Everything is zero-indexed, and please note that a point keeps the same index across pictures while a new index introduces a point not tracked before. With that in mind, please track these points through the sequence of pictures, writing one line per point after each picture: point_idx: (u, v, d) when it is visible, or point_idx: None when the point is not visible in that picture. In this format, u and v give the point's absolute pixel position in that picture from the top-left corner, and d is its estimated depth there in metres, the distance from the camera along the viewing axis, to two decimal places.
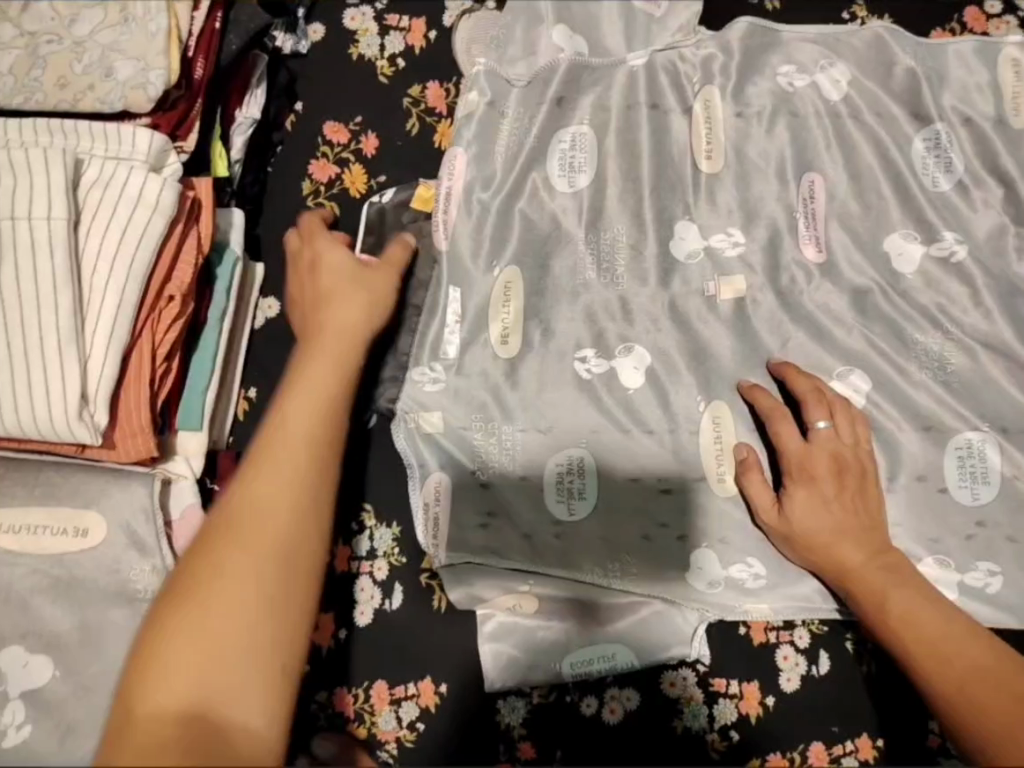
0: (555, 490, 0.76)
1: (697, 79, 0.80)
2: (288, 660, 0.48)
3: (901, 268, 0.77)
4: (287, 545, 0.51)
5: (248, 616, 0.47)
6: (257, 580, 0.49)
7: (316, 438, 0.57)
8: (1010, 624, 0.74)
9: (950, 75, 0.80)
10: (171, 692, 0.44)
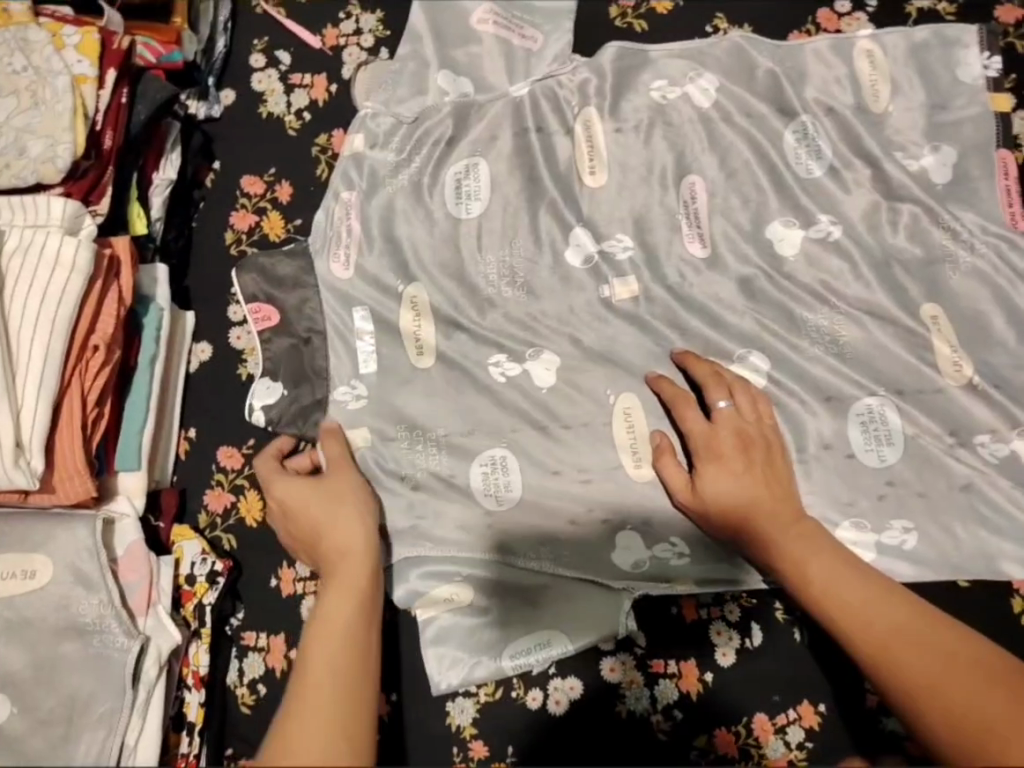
0: (482, 486, 0.80)
1: (576, 102, 0.87)
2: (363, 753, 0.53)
3: (783, 251, 0.83)
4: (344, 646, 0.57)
5: (346, 684, 0.55)
6: (335, 688, 0.54)
7: (354, 626, 0.59)
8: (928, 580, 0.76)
9: (810, 71, 0.86)
10: None
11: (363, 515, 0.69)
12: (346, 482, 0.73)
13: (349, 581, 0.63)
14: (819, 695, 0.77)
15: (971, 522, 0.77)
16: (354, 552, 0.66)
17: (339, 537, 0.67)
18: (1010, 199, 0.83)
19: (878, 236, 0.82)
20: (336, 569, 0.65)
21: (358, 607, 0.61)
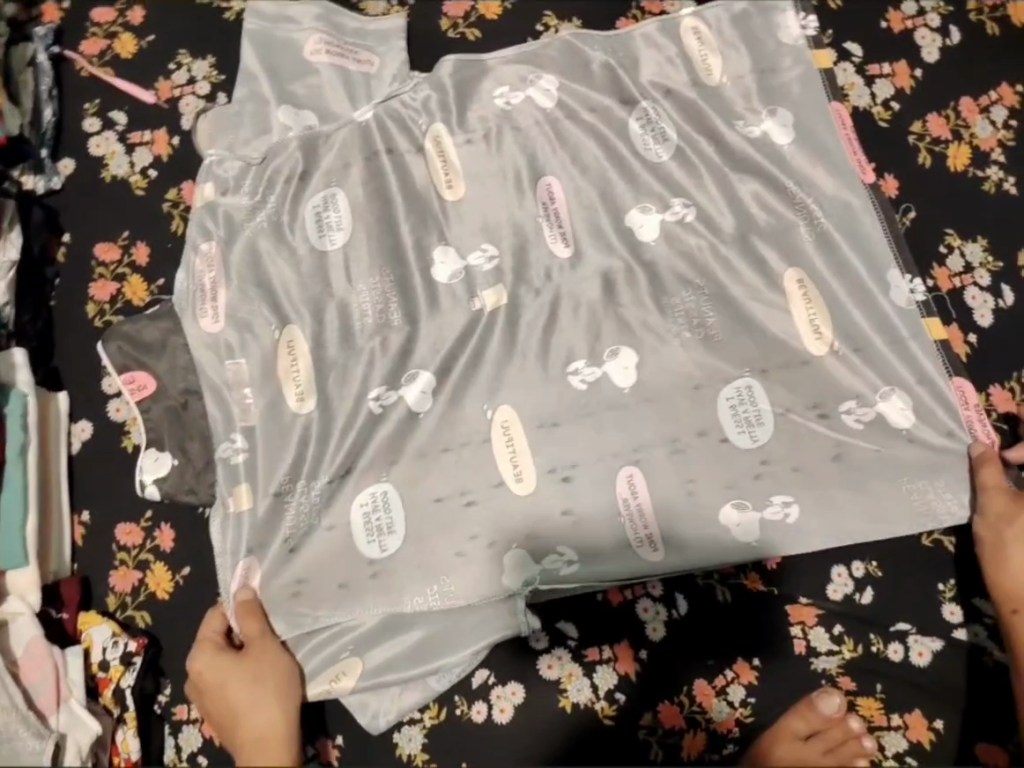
0: (364, 532, 0.80)
1: (423, 120, 0.89)
2: None
3: (644, 238, 0.86)
4: None
5: None
6: None
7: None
8: (824, 533, 0.80)
9: (642, 57, 0.89)
10: None
11: (277, 697, 0.73)
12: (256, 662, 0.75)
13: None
14: (752, 650, 0.79)
15: (857, 469, 0.80)
16: (272, 738, 0.71)
17: (253, 728, 0.71)
18: (852, 148, 0.86)
19: (726, 209, 0.86)
20: (251, 759, 0.70)
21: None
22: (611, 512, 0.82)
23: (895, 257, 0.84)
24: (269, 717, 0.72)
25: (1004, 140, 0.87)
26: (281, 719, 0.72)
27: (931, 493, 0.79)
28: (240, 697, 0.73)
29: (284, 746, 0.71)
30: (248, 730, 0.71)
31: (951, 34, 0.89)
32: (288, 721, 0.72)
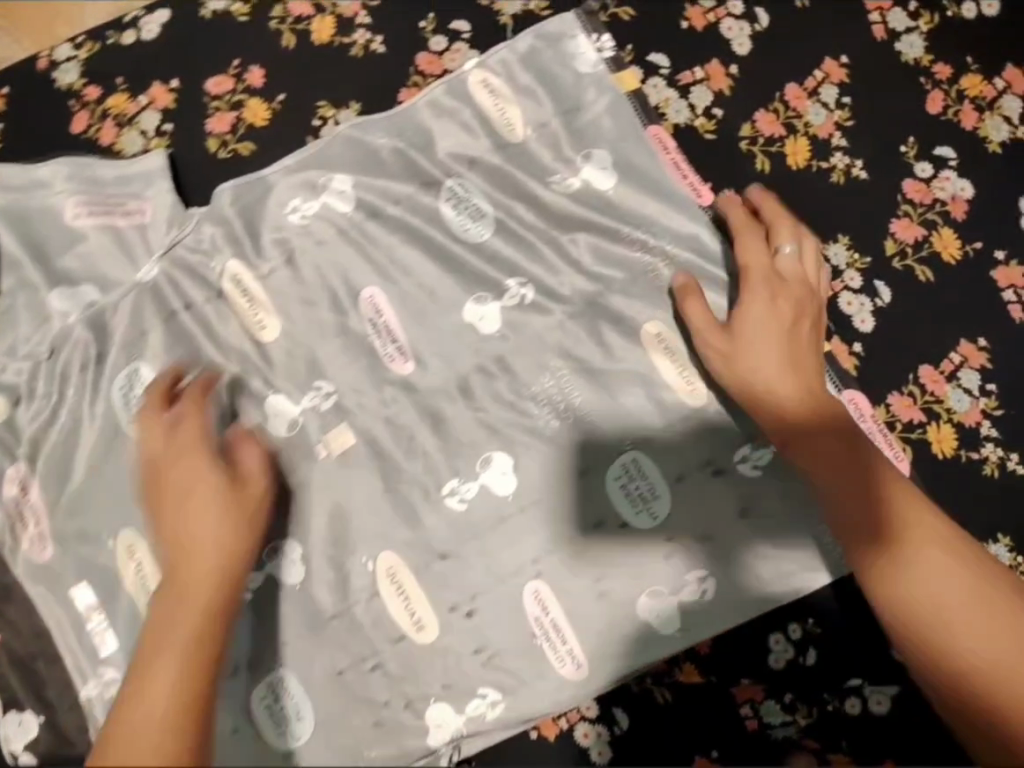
0: (269, 724, 0.73)
1: (216, 262, 0.80)
2: None
3: (487, 329, 0.78)
4: (167, 743, 0.60)
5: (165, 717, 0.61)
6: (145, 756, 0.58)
7: (170, 702, 0.61)
8: (746, 600, 0.74)
9: (434, 130, 0.80)
10: None
11: (232, 524, 0.69)
12: (212, 477, 0.70)
13: (175, 651, 0.64)
14: (708, 746, 0.73)
15: (765, 521, 0.74)
16: (195, 603, 0.66)
17: (194, 550, 0.68)
18: (680, 171, 0.78)
19: (565, 273, 0.78)
20: (166, 630, 0.65)
21: (181, 676, 0.63)
22: (525, 636, 0.75)
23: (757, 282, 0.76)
24: (212, 531, 0.68)
25: (841, 121, 0.79)
26: (224, 554, 0.68)
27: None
28: (202, 511, 0.69)
29: (193, 636, 0.64)
30: (185, 532, 0.69)
31: (759, 19, 0.81)
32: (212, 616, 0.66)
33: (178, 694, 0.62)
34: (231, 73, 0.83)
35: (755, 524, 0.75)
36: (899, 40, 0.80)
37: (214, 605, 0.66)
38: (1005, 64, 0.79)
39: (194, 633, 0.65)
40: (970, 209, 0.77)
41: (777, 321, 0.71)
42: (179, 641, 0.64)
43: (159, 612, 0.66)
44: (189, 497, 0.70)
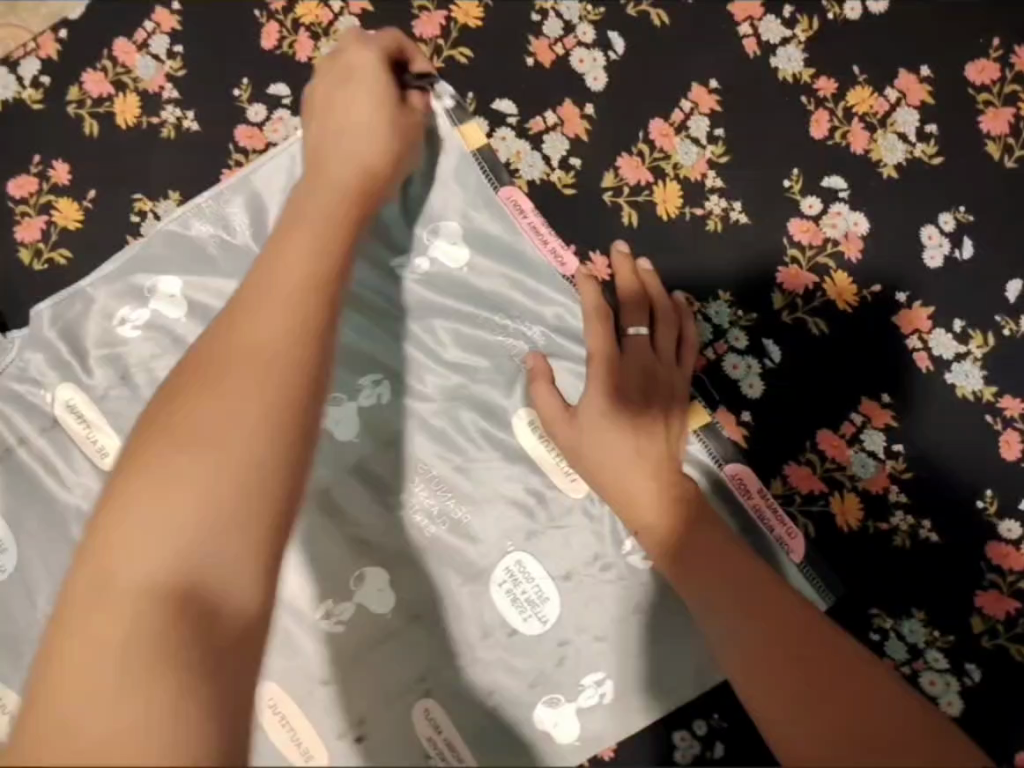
0: None
1: (44, 387, 0.71)
2: (165, 646, 0.34)
3: (343, 436, 0.70)
4: (221, 484, 0.39)
5: (228, 468, 0.40)
6: (209, 482, 0.39)
7: (291, 369, 0.44)
8: (647, 701, 0.69)
9: (263, 214, 0.70)
10: (153, 561, 0.37)
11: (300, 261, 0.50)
12: (336, 196, 0.58)
13: (232, 425, 0.41)
14: None
15: (657, 616, 0.69)
16: (270, 408, 0.42)
17: (271, 295, 0.47)
18: (540, 238, 0.69)
19: (424, 364, 0.70)
20: (210, 409, 0.41)
21: (234, 506, 0.39)
22: (421, 762, 0.70)
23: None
24: (282, 292, 0.47)
25: (714, 158, 0.70)
26: (304, 286, 0.48)
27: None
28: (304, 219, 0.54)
29: (269, 449, 0.41)
30: (302, 193, 0.58)
31: (614, 46, 0.70)
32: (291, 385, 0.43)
33: (208, 501, 0.38)
34: (33, 172, 0.73)
35: (649, 615, 0.70)
36: (774, 53, 0.69)
37: (288, 394, 0.43)
38: (898, 71, 0.69)
39: (271, 410, 0.42)
40: (864, 247, 0.69)
41: (646, 362, 0.67)
42: (193, 488, 0.39)
43: (198, 377, 0.43)
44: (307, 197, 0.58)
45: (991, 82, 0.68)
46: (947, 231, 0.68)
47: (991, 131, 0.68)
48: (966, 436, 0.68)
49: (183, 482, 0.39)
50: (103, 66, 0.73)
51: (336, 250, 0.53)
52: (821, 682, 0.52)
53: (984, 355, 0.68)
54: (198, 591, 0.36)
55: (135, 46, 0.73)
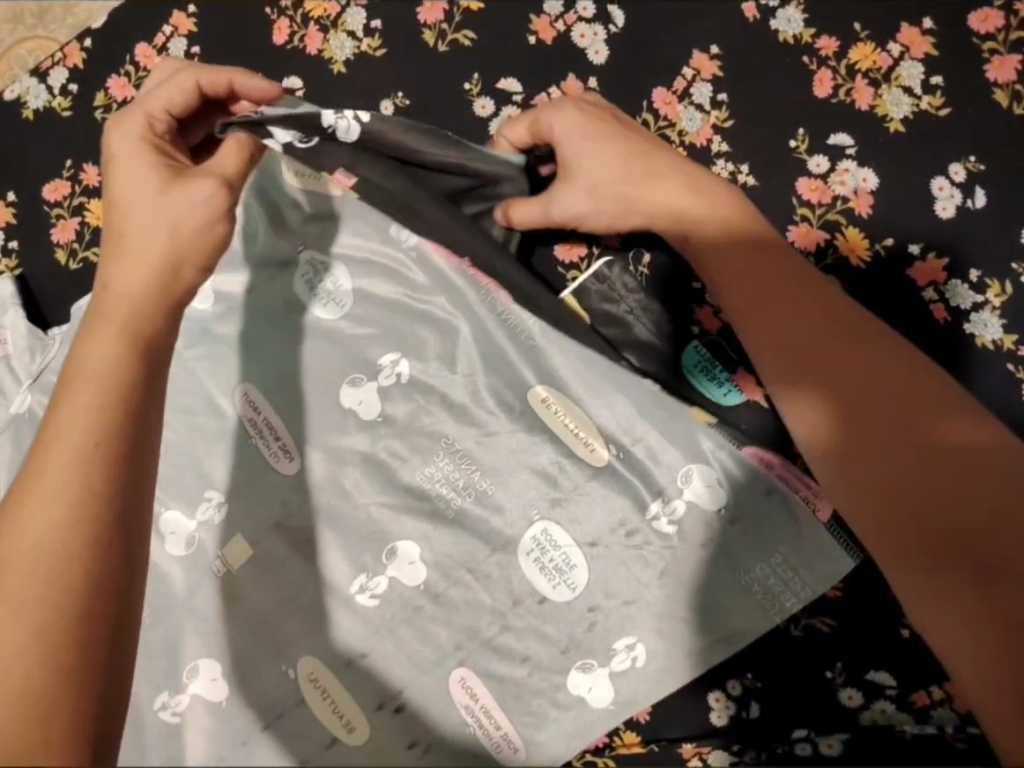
0: None
1: None
2: (39, 653, 0.39)
3: (370, 412, 0.72)
4: (61, 510, 0.42)
5: (74, 488, 0.42)
6: (45, 514, 0.42)
7: (117, 395, 0.45)
8: (682, 667, 0.69)
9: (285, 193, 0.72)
10: (15, 601, 0.40)
11: (113, 336, 0.47)
12: (164, 206, 0.52)
13: (42, 526, 0.41)
14: None
15: (686, 582, 0.69)
16: (103, 402, 0.44)
17: (86, 370, 0.46)
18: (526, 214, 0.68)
19: (443, 345, 0.71)
20: (22, 513, 0.42)
21: (31, 621, 0.40)
22: (458, 726, 0.73)
23: (631, 340, 0.69)
24: (132, 283, 0.49)
25: (719, 122, 0.70)
26: (113, 364, 0.46)
27: (782, 592, 0.66)
28: (126, 259, 0.51)
29: (78, 530, 0.41)
30: (125, 218, 0.52)
31: (614, 19, 0.72)
32: (90, 490, 0.42)
33: (68, 489, 0.42)
34: (65, 175, 0.77)
35: (679, 583, 0.69)
36: (774, 17, 0.71)
37: (88, 495, 0.42)
38: (900, 25, 0.69)
39: (76, 484, 0.42)
40: (875, 203, 0.69)
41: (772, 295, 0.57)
42: (5, 594, 0.40)
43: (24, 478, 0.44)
44: (130, 229, 0.51)
45: (995, 30, 0.69)
46: (958, 182, 0.68)
47: (998, 80, 0.68)
48: (989, 385, 0.68)
49: (35, 505, 0.42)
50: (126, 71, 0.77)
51: (206, 235, 0.52)
52: (991, 577, 0.47)
53: (1002, 304, 0.68)
54: (45, 618, 0.40)
55: (155, 49, 0.76)
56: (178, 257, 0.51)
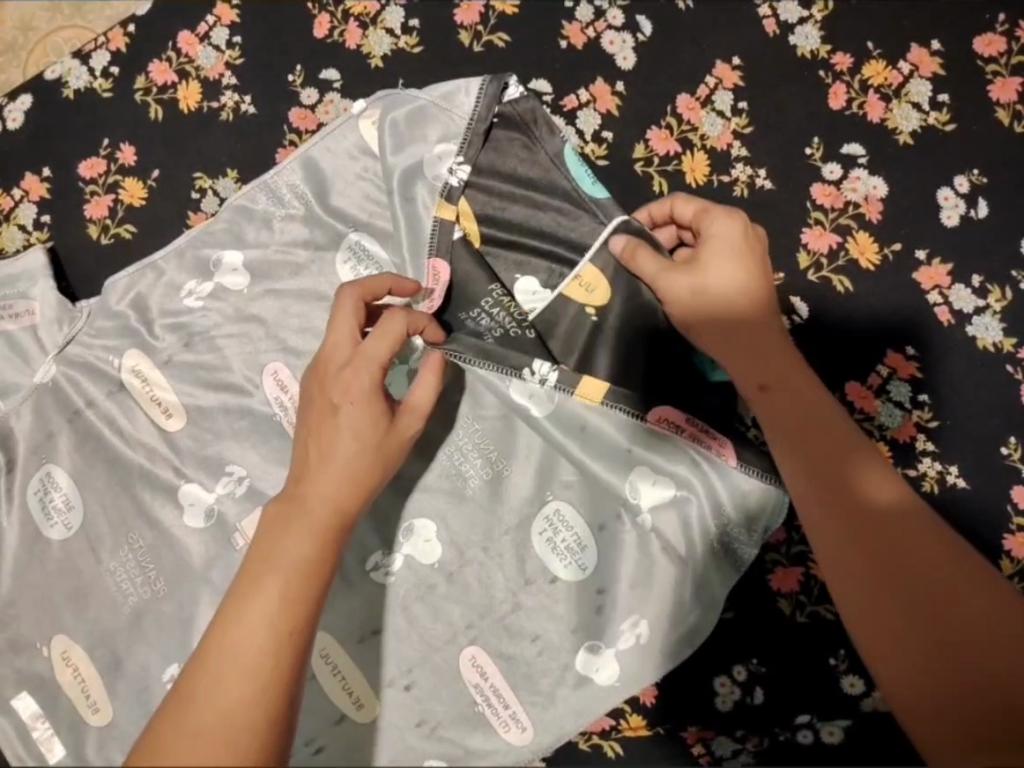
0: None
1: (116, 354, 0.75)
2: (262, 705, 0.49)
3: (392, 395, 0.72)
4: (288, 586, 0.53)
5: (303, 565, 0.54)
6: (270, 593, 0.52)
7: (329, 473, 0.57)
8: (684, 642, 0.71)
9: (329, 178, 0.75)
10: (244, 654, 0.50)
11: (355, 443, 0.58)
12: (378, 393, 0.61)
13: (280, 591, 0.52)
14: None
15: (681, 561, 0.71)
16: (321, 509, 0.56)
17: (322, 441, 0.59)
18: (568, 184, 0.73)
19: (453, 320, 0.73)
20: (273, 564, 0.53)
21: (255, 697, 0.49)
22: (467, 705, 0.73)
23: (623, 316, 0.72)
24: (347, 437, 0.58)
25: (738, 129, 0.74)
26: (347, 489, 0.58)
27: (736, 540, 0.70)
28: (333, 418, 0.59)
29: (297, 595, 0.53)
30: (333, 355, 0.61)
31: (642, 28, 0.76)
32: (320, 577, 0.54)
33: (302, 561, 0.54)
34: (102, 154, 0.79)
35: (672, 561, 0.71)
36: (792, 32, 0.75)
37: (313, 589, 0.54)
38: (911, 45, 0.74)
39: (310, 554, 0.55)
40: (884, 210, 0.73)
41: (733, 352, 0.64)
42: (243, 685, 0.49)
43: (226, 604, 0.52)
44: (332, 362, 0.61)
45: (998, 54, 0.73)
46: (962, 193, 0.72)
47: (1001, 99, 0.73)
48: (989, 385, 0.71)
49: (263, 582, 0.52)
50: (168, 57, 0.79)
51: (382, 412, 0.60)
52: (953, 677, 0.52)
53: (1002, 309, 0.72)
54: (262, 683, 0.50)
55: (198, 38, 0.79)
56: (399, 424, 0.61)
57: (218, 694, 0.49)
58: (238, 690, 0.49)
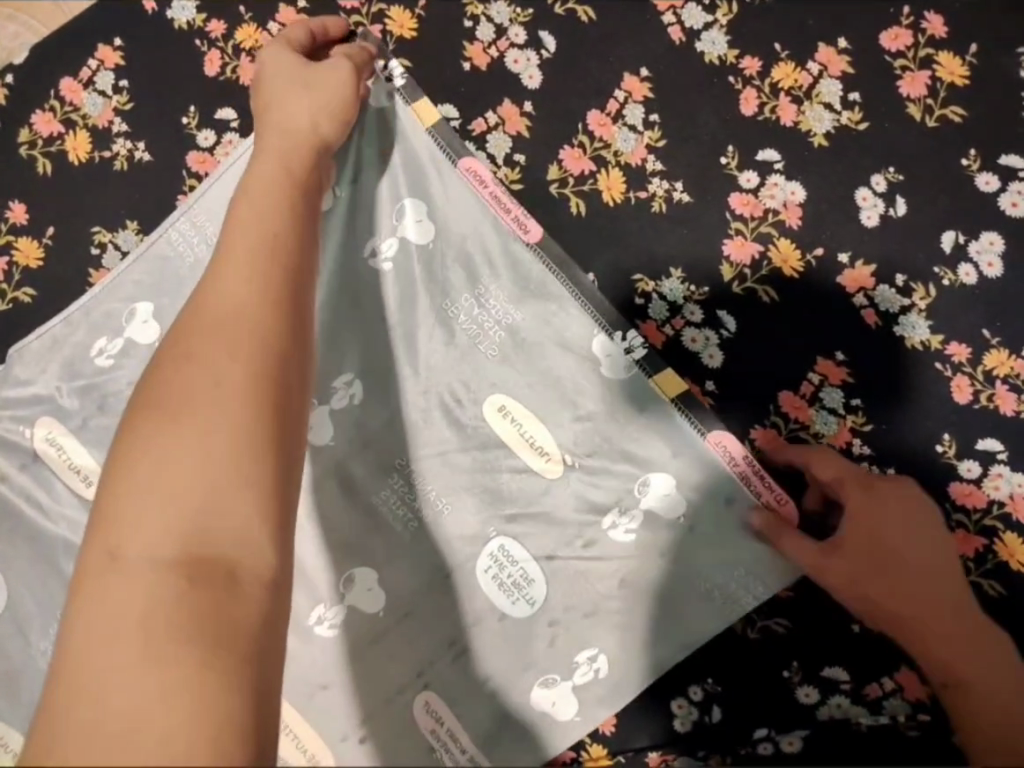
0: None
1: (26, 421, 0.72)
2: (233, 454, 0.40)
3: (320, 439, 0.71)
4: (244, 316, 0.44)
5: (243, 298, 0.45)
6: (204, 341, 0.43)
7: (257, 229, 0.50)
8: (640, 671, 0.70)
9: None
10: (190, 415, 0.40)
11: (275, 182, 0.54)
12: (300, 208, 0.54)
13: (217, 327, 0.44)
14: None
15: (639, 583, 0.70)
16: (260, 242, 0.49)
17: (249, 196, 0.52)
18: (502, 206, 0.70)
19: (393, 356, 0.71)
20: (203, 312, 0.45)
21: (223, 452, 0.39)
22: (422, 749, 0.72)
23: (567, 336, 0.70)
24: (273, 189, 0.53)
25: (651, 143, 0.73)
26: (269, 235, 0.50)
27: (698, 562, 0.69)
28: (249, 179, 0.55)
29: (249, 318, 0.44)
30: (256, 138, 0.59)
31: (545, 45, 0.73)
32: (269, 310, 0.45)
33: (239, 301, 0.45)
34: None
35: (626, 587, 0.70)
36: (699, 39, 0.73)
37: (267, 368, 0.43)
38: (818, 44, 0.73)
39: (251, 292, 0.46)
40: (804, 215, 0.72)
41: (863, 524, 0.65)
42: (213, 440, 0.40)
43: (136, 426, 0.41)
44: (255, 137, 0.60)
45: (905, 47, 0.72)
46: (880, 192, 0.72)
47: (911, 94, 0.72)
48: (920, 385, 0.71)
49: (201, 328, 0.44)
50: (51, 106, 0.75)
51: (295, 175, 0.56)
52: None
53: (928, 306, 0.71)
54: (220, 432, 0.40)
55: (81, 84, 0.75)
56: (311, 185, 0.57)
57: (158, 476, 0.39)
58: (183, 456, 0.39)
